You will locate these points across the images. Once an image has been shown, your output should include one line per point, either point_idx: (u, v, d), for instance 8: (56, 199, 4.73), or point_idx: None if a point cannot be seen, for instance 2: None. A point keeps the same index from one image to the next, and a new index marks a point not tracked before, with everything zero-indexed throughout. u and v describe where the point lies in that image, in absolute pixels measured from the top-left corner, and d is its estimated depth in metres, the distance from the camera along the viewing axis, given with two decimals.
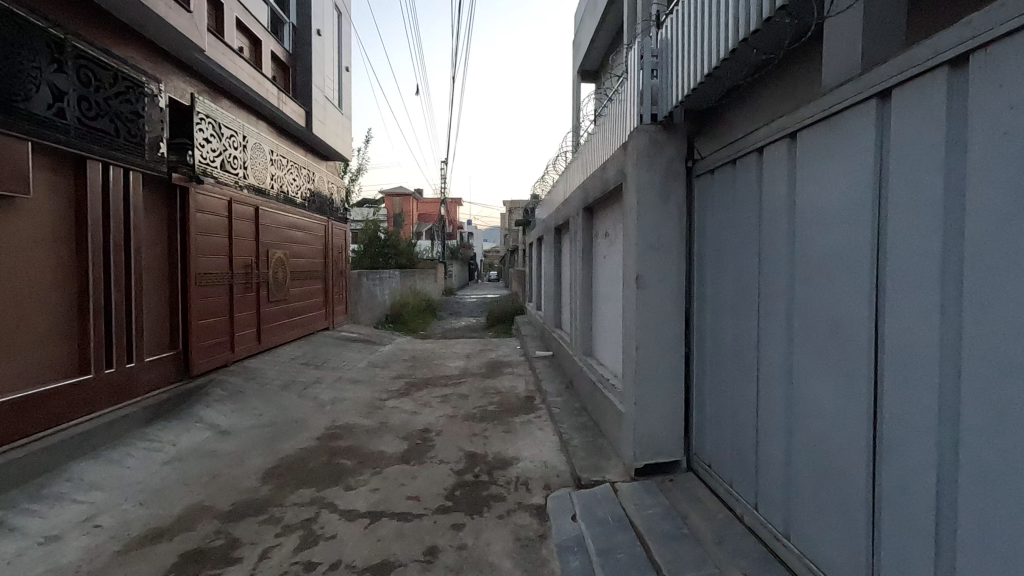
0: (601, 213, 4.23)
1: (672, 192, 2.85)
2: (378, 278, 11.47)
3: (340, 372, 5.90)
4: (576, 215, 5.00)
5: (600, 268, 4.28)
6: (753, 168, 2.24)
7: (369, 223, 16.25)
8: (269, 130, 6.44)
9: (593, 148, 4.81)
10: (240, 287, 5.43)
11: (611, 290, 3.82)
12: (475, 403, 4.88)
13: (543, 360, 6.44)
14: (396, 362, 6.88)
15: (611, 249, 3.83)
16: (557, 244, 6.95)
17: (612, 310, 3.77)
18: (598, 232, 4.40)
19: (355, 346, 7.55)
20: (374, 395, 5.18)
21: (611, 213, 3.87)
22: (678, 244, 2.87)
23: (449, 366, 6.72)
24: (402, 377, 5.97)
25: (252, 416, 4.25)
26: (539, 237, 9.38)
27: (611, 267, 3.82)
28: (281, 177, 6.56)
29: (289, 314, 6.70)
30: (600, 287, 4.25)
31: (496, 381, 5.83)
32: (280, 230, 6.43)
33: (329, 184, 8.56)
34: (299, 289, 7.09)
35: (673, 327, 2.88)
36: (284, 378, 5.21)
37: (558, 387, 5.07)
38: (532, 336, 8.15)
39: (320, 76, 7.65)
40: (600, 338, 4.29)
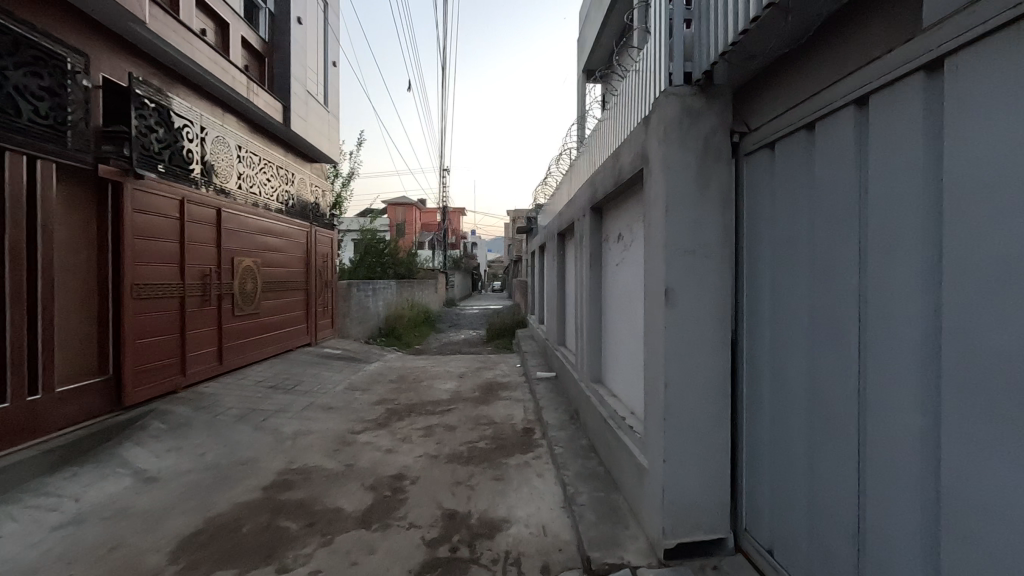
0: (613, 212, 3.49)
1: (713, 177, 2.13)
2: (371, 288, 10.74)
3: (312, 397, 5.17)
4: (582, 215, 4.28)
5: (612, 280, 3.54)
6: (846, 130, 1.52)
7: (366, 231, 15.59)
8: (238, 123, 5.78)
9: (602, 137, 4.08)
10: (196, 300, 4.74)
11: (627, 305, 3.09)
12: (463, 438, 4.14)
13: (545, 383, 5.68)
14: (380, 384, 6.14)
15: (628, 255, 3.11)
16: (560, 253, 6.23)
17: (629, 330, 3.04)
18: (609, 234, 3.67)
19: (337, 364, 6.83)
20: (347, 425, 4.44)
21: (626, 210, 3.15)
22: (722, 247, 2.14)
23: (439, 388, 5.98)
24: (383, 403, 5.24)
25: (192, 457, 3.52)
26: (542, 245, 8.66)
27: (628, 277, 3.08)
28: (251, 176, 5.90)
29: (259, 329, 5.99)
30: (613, 301, 3.51)
31: (490, 408, 5.08)
32: (249, 236, 5.74)
33: (313, 187, 7.89)
34: (274, 301, 6.39)
35: (715, 358, 2.14)
36: (242, 406, 4.48)
37: (561, 418, 4.33)
38: (533, 354, 7.40)
39: (301, 69, 7.01)
40: (611, 362, 3.56)
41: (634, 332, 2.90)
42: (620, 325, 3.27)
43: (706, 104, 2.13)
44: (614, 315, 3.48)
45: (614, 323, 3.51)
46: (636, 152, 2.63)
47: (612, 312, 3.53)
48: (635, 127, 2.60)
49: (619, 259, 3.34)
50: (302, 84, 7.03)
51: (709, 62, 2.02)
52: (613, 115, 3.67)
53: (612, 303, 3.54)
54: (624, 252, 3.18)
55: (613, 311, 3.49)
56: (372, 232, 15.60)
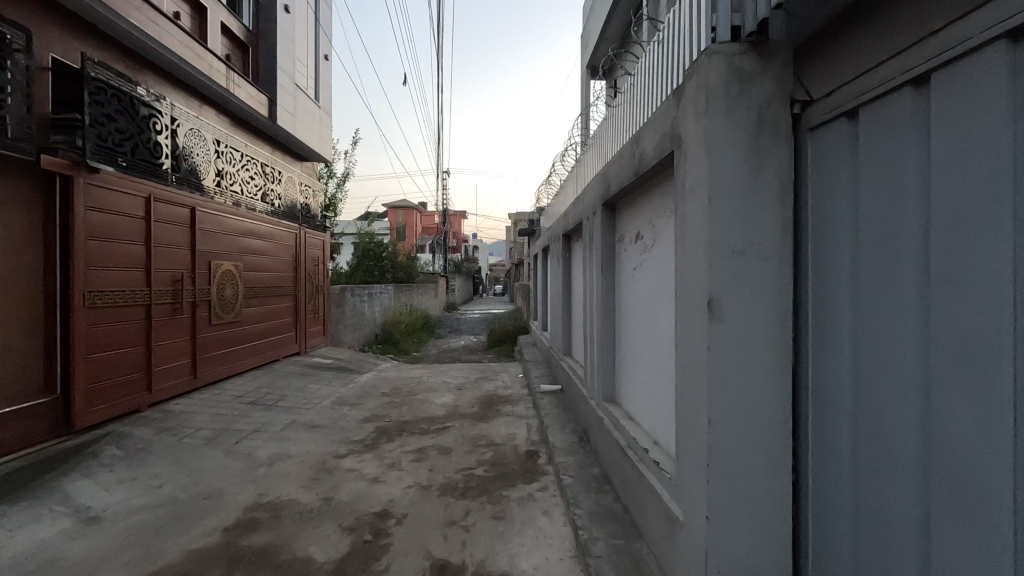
0: (631, 209, 3.04)
1: (769, 158, 1.68)
2: (367, 294, 10.30)
3: (294, 414, 4.71)
4: (592, 214, 3.83)
5: (629, 286, 3.08)
6: (990, 77, 1.06)
7: (363, 233, 15.17)
8: (218, 116, 5.35)
9: (614, 125, 3.64)
10: (167, 309, 4.30)
11: (650, 316, 2.65)
12: (459, 464, 3.68)
13: (549, 397, 5.22)
14: (371, 397, 5.68)
15: (650, 257, 2.66)
16: (565, 256, 5.78)
17: (653, 345, 2.59)
18: (624, 234, 3.23)
19: (327, 375, 6.38)
20: (330, 448, 3.98)
21: (647, 204, 2.70)
22: (781, 248, 1.69)
23: (435, 402, 5.53)
24: (373, 421, 4.78)
25: (147, 490, 3.06)
26: (546, 248, 8.22)
27: (651, 282, 2.64)
28: (232, 173, 5.46)
29: (240, 339, 5.55)
30: (630, 310, 3.06)
31: (490, 427, 4.62)
32: (228, 237, 5.32)
33: (302, 187, 7.46)
34: (257, 308, 5.95)
35: (771, 387, 1.69)
36: (213, 427, 4.02)
37: (568, 440, 3.87)
38: (536, 363, 6.94)
39: (289, 60, 6.59)
40: (628, 380, 3.11)
41: (661, 349, 2.45)
42: (641, 338, 2.82)
43: (760, 65, 1.67)
44: (632, 327, 3.03)
45: (631, 335, 3.05)
46: (664, 132, 2.17)
47: (629, 323, 3.08)
48: (663, 102, 2.15)
49: (638, 263, 2.89)
50: (289, 76, 6.60)
51: (767, 7, 1.57)
52: (629, 98, 3.23)
53: (629, 312, 3.09)
54: (646, 254, 2.72)
55: (631, 321, 3.05)
56: (370, 234, 15.17)
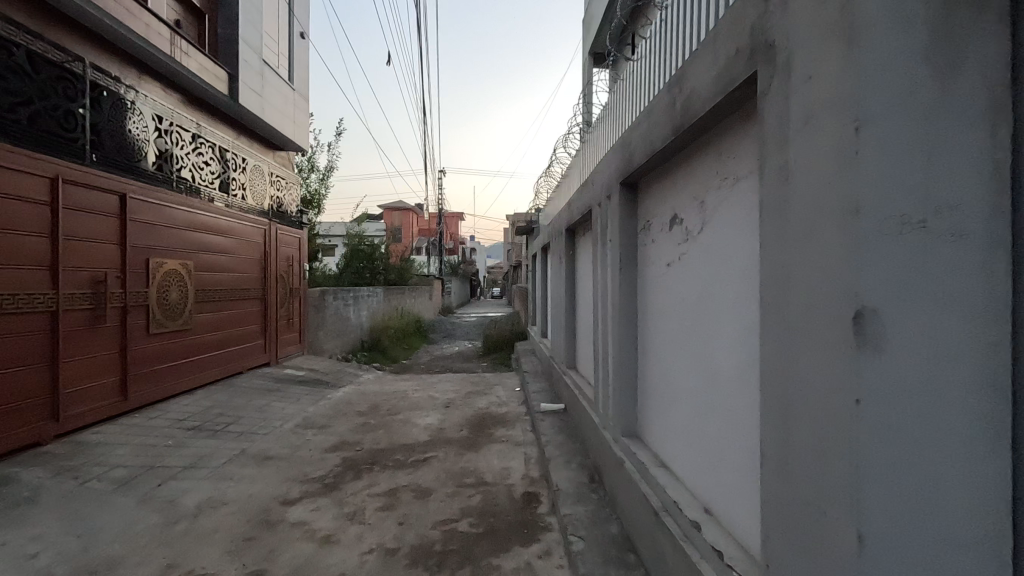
0: (664, 186, 2.28)
1: (968, 54, 0.91)
2: (352, 297, 9.51)
3: (245, 442, 3.92)
4: (605, 198, 3.07)
5: (662, 288, 2.31)
6: None
7: (353, 233, 14.36)
8: (163, 90, 4.58)
9: (635, 85, 2.88)
10: (84, 315, 3.53)
11: (698, 331, 1.88)
12: (437, 515, 2.89)
13: (551, 420, 4.42)
14: (343, 419, 4.89)
15: (700, 247, 1.88)
16: (569, 254, 5.00)
17: (704, 371, 1.83)
18: (653, 219, 2.47)
19: (297, 390, 5.59)
20: (279, 489, 3.20)
21: (694, 175, 1.93)
22: (988, 220, 0.92)
23: (417, 424, 4.74)
24: (340, 450, 3.99)
25: (14, 560, 2.28)
26: (545, 247, 7.48)
27: (699, 282, 1.87)
28: (181, 157, 4.69)
29: (190, 351, 4.76)
30: (663, 320, 2.30)
31: (480, 458, 3.85)
32: (175, 232, 4.54)
33: (274, 178, 6.68)
34: (213, 314, 5.17)
35: (970, 469, 0.92)
36: (133, 464, 3.23)
37: (576, 481, 3.10)
38: (535, 377, 6.15)
39: (255, 34, 5.82)
40: (659, 412, 2.35)
41: (721, 379, 1.69)
42: (681, 359, 2.06)
43: None
44: (664, 342, 2.27)
45: (663, 353, 2.29)
46: (736, 51, 1.40)
47: (661, 339, 2.31)
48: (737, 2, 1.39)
49: (675, 257, 2.13)
50: (256, 52, 5.83)
51: None
52: (657, 42, 2.47)
53: (661, 325, 2.32)
54: (692, 243, 1.95)
55: (663, 335, 2.28)
56: (360, 234, 14.37)
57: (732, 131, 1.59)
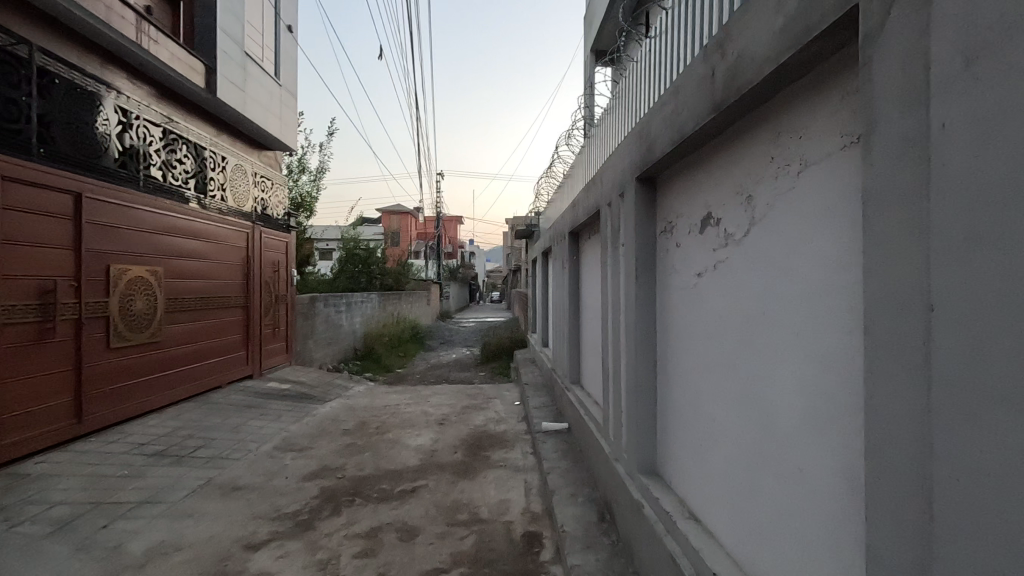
0: (694, 178, 1.90)
1: None
2: (344, 303, 9.12)
3: (213, 469, 3.52)
4: (617, 198, 2.68)
5: (690, 302, 1.93)
6: None
7: (348, 237, 13.97)
8: (131, 82, 4.20)
9: (649, 66, 2.49)
10: (30, 330, 3.15)
11: (744, 357, 1.50)
12: (424, 563, 2.49)
13: (554, 442, 4.02)
14: (327, 439, 4.49)
15: (745, 255, 1.51)
16: (573, 260, 4.61)
17: (752, 408, 1.46)
18: (677, 219, 2.08)
19: (280, 406, 5.19)
20: (244, 529, 2.80)
21: (737, 161, 1.55)
22: None
23: (407, 445, 4.34)
24: (319, 478, 3.58)
25: None
26: (545, 251, 7.09)
27: (745, 296, 1.50)
28: (150, 155, 4.31)
29: (159, 365, 4.37)
30: (691, 339, 1.92)
31: (475, 487, 3.45)
32: (144, 235, 4.17)
33: (258, 179, 6.30)
34: (188, 325, 4.78)
35: None
36: (77, 501, 2.83)
37: (584, 521, 2.70)
38: (535, 390, 5.74)
39: (236, 24, 5.45)
40: (686, 450, 1.98)
41: (779, 422, 1.31)
42: (718, 388, 1.68)
43: None
44: (694, 366, 1.89)
45: (692, 379, 1.91)
46: None
47: (689, 361, 1.94)
48: None
49: (708, 266, 1.77)
50: (237, 44, 5.45)
51: None
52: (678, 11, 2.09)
53: (688, 346, 1.95)
54: (734, 248, 1.58)
55: (692, 358, 1.90)
56: (355, 238, 13.98)
57: (807, 98, 1.20)
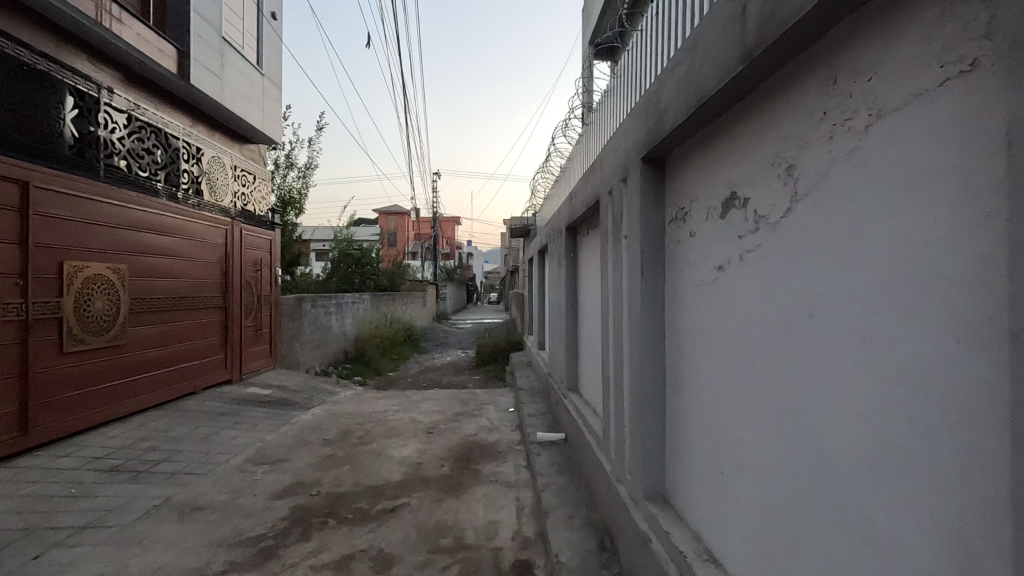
0: (714, 151, 1.58)
1: None
2: (334, 304, 8.79)
3: (173, 487, 3.19)
4: (619, 184, 2.38)
5: (707, 299, 1.63)
6: None
7: (341, 237, 13.63)
8: (92, 64, 3.89)
9: (656, 31, 2.18)
10: None
11: (783, 368, 1.21)
12: None
13: (550, 455, 3.70)
14: (306, 449, 4.17)
15: (783, 240, 1.21)
16: (570, 258, 4.30)
17: (795, 433, 1.16)
18: (692, 202, 1.78)
19: (258, 413, 4.87)
20: (198, 558, 2.48)
21: (775, 122, 1.24)
22: None
23: (392, 457, 4.02)
24: (291, 495, 3.26)
25: None
26: (542, 249, 6.78)
27: (784, 293, 1.20)
28: (114, 143, 3.99)
29: (123, 371, 4.03)
30: (708, 344, 1.62)
31: (462, 506, 3.14)
32: (105, 230, 3.86)
33: (239, 173, 5.98)
34: (158, 327, 4.46)
35: None
36: (10, 527, 2.51)
37: (583, 550, 2.39)
38: (531, 396, 5.42)
39: (213, 8, 5.15)
40: (703, 475, 1.67)
41: (837, 454, 1.02)
42: (745, 405, 1.39)
43: None
44: (712, 376, 1.59)
45: (709, 392, 1.62)
46: None
47: (705, 370, 1.64)
48: None
49: (731, 256, 1.47)
50: (214, 29, 5.15)
51: None
52: None
53: (704, 352, 1.65)
54: (768, 231, 1.27)
55: (710, 366, 1.61)
56: (348, 238, 13.63)
57: (890, 22, 0.89)
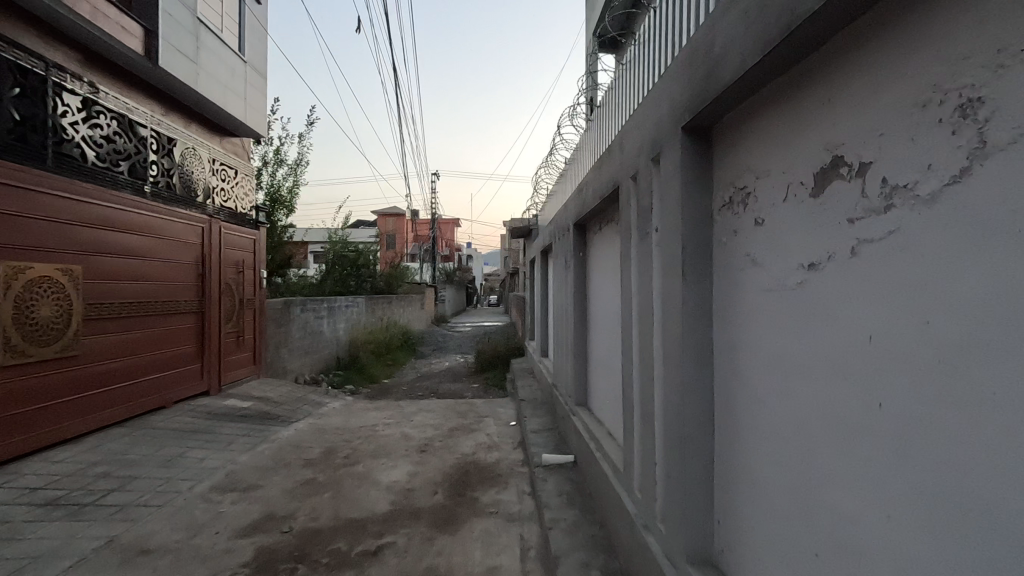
0: (804, 102, 1.13)
1: None
2: (325, 308, 8.33)
3: (120, 524, 2.74)
4: (648, 165, 1.93)
5: (788, 310, 1.20)
6: None
7: (336, 238, 13.17)
8: (43, 41, 3.46)
9: None
10: None
11: (950, 421, 0.78)
12: None
13: (557, 481, 3.24)
14: (283, 472, 3.72)
15: (948, 219, 0.78)
16: (578, 258, 3.85)
17: (979, 523, 0.74)
18: (760, 180, 1.33)
19: (234, 429, 4.42)
20: None
21: (943, 37, 0.79)
22: None
23: (379, 482, 3.57)
24: (258, 533, 2.80)
25: None
26: (546, 250, 6.34)
27: (958, 308, 0.76)
28: (66, 130, 3.56)
29: (76, 385, 3.58)
30: (790, 370, 1.19)
31: (457, 546, 2.68)
32: (57, 226, 3.43)
33: (219, 168, 5.54)
34: (121, 334, 4.02)
35: None
36: None
37: None
38: (534, 409, 4.97)
39: None
40: (777, 547, 1.24)
41: None
42: (862, 467, 0.96)
43: None
44: (796, 415, 1.17)
45: (791, 436, 1.19)
46: None
47: (784, 406, 1.22)
48: None
49: (834, 249, 1.03)
50: (188, 9, 4.71)
51: None
52: None
53: (783, 381, 1.23)
54: (921, 212, 0.82)
55: (793, 401, 1.18)
56: (342, 239, 13.14)
57: None
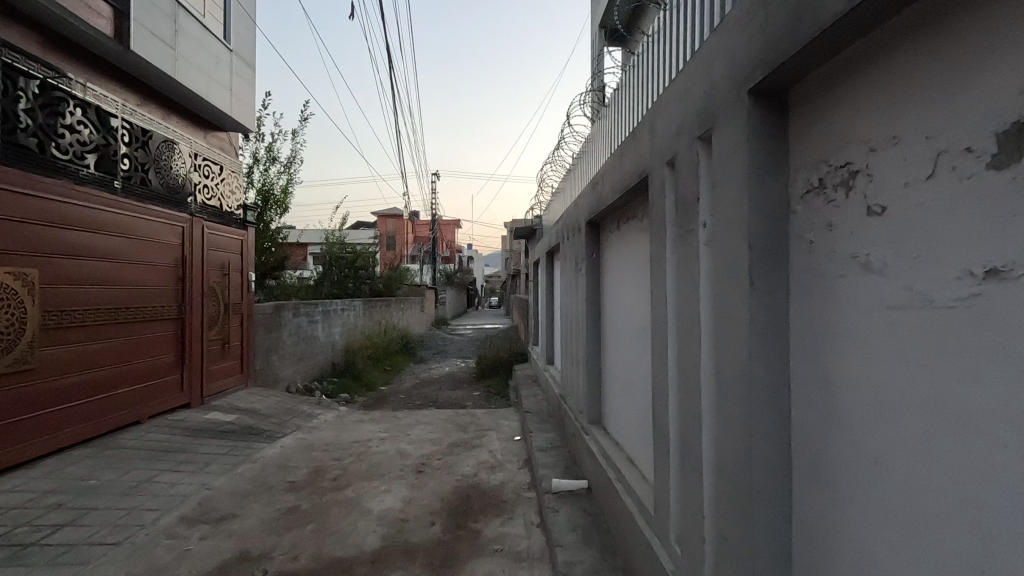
0: (985, 32, 0.75)
1: None
2: (319, 312, 7.95)
3: (66, 569, 2.36)
4: (694, 145, 1.55)
5: (937, 333, 0.82)
6: None
7: (333, 239, 12.79)
8: None
9: None
10: None
11: None
12: None
13: (570, 512, 2.86)
14: (263, 498, 3.33)
15: None
16: (592, 259, 3.47)
17: None
18: (878, 153, 0.95)
19: (214, 447, 4.04)
20: None
21: None
22: None
23: (370, 511, 3.18)
24: None
25: None
26: (552, 251, 5.96)
27: None
28: (18, 116, 3.18)
29: (30, 402, 3.20)
30: (941, 424, 0.82)
31: None
32: (8, 224, 3.07)
33: (201, 164, 5.16)
34: (86, 344, 3.64)
35: None
36: None
37: None
38: (540, 423, 4.58)
39: None
40: None
41: None
42: None
43: None
44: (958, 493, 0.80)
45: (946, 521, 0.82)
46: None
47: (929, 475, 0.84)
48: None
49: None
50: None
51: None
52: None
53: (924, 437, 0.86)
54: None
55: (948, 470, 0.81)
56: (339, 240, 12.76)
57: None
